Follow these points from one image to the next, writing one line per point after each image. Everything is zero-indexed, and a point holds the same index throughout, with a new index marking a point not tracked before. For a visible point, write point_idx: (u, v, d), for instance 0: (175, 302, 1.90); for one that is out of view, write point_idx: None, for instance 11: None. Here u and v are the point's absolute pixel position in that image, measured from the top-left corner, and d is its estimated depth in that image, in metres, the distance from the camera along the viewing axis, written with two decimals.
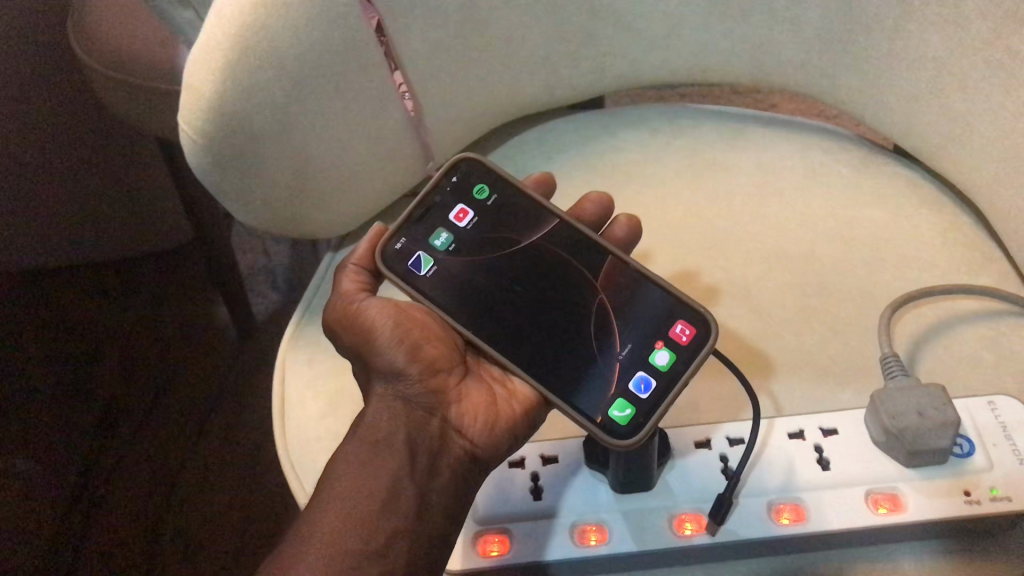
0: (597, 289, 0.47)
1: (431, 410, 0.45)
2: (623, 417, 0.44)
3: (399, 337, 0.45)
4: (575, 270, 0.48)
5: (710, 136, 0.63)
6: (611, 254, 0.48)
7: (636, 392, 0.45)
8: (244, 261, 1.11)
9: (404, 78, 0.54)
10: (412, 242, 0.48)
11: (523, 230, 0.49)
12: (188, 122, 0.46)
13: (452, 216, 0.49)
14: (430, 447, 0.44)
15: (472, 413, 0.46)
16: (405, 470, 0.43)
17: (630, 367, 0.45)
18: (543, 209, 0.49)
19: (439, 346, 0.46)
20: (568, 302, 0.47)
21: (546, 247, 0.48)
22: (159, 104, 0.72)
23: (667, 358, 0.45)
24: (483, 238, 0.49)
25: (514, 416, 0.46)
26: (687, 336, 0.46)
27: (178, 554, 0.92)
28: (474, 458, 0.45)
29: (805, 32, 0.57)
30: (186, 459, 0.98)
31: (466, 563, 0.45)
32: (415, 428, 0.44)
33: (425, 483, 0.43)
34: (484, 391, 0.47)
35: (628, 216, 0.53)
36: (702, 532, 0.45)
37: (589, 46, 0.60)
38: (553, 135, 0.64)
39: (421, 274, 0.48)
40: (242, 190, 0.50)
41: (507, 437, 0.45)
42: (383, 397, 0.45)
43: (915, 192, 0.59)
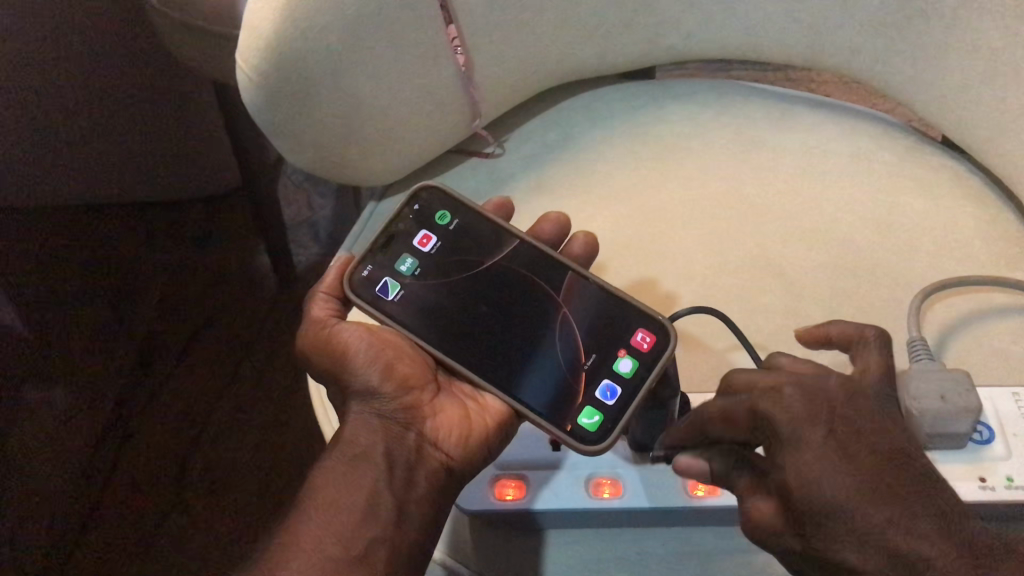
0: (560, 303, 0.48)
1: (407, 425, 0.47)
2: (592, 423, 0.45)
3: (373, 356, 0.47)
4: (532, 283, 0.49)
5: (757, 115, 0.63)
6: (569, 269, 0.49)
7: (602, 399, 0.46)
8: (288, 211, 1.12)
9: (458, 32, 0.53)
10: (378, 269, 0.49)
11: (485, 251, 0.50)
12: (246, 59, 0.48)
13: (416, 243, 0.50)
14: (407, 460, 0.46)
15: (447, 427, 0.48)
16: (383, 480, 0.45)
17: (595, 375, 0.46)
18: (502, 230, 0.50)
19: (413, 364, 0.48)
20: (533, 316, 0.48)
21: (503, 267, 0.49)
22: (215, 44, 0.72)
23: (630, 365, 0.46)
24: (450, 260, 0.50)
25: (488, 429, 0.47)
26: (648, 344, 0.47)
27: (201, 489, 0.95)
28: (450, 471, 0.47)
29: (861, 13, 0.56)
30: (222, 398, 1.01)
31: (481, 503, 0.47)
32: (392, 442, 0.46)
33: (403, 493, 0.45)
34: (456, 406, 0.49)
35: (587, 234, 0.54)
36: (713, 494, 0.45)
37: (643, 14, 0.60)
38: (601, 103, 0.65)
39: (389, 300, 0.49)
40: (293, 131, 0.52)
41: (482, 449, 0.47)
42: (360, 414, 0.47)
43: (959, 184, 0.58)
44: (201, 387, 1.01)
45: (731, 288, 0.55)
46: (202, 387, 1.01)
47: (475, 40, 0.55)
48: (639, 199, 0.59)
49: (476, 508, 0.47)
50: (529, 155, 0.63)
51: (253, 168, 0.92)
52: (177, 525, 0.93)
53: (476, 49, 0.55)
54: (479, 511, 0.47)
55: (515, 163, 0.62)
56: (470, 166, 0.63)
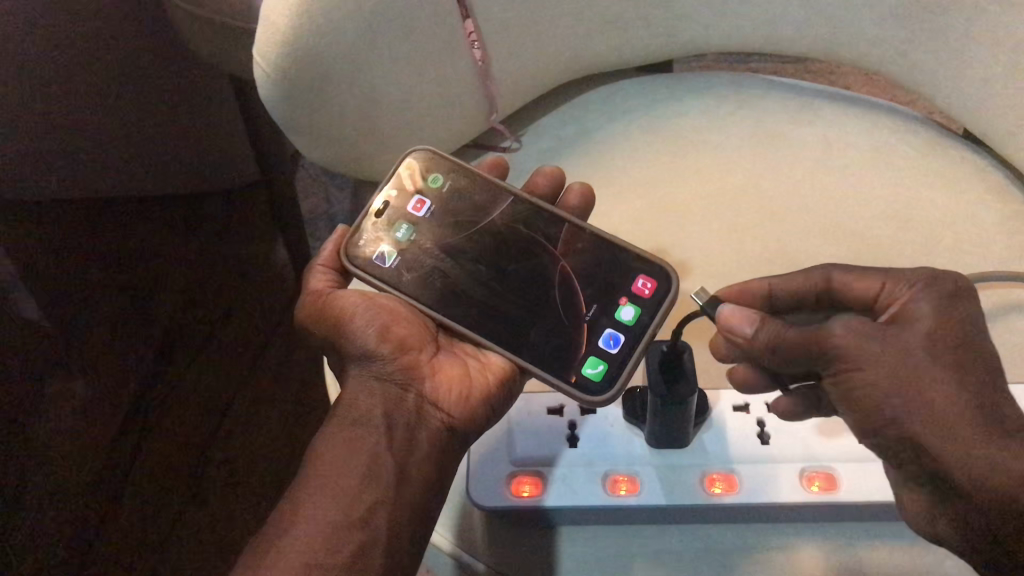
0: (558, 256, 0.49)
1: (405, 386, 0.48)
2: (596, 373, 0.46)
3: (371, 320, 0.48)
4: (533, 241, 0.49)
5: (776, 108, 0.62)
6: (566, 222, 0.50)
7: (606, 348, 0.47)
8: (306, 204, 1.12)
9: (474, 26, 0.53)
10: (375, 236, 0.50)
11: (481, 211, 0.50)
12: (263, 56, 0.48)
13: (410, 208, 0.51)
14: (408, 420, 0.47)
15: (447, 385, 0.48)
16: (384, 442, 0.46)
17: (598, 325, 0.47)
18: (497, 188, 0.51)
19: (410, 326, 0.49)
20: (532, 271, 0.49)
21: (502, 222, 0.50)
22: (231, 39, 0.72)
23: (632, 313, 0.48)
24: (447, 220, 0.50)
25: (489, 388, 0.48)
26: (648, 290, 0.48)
27: (222, 480, 0.99)
28: (452, 430, 0.47)
29: (881, 7, 0.56)
30: (241, 390, 1.04)
31: (499, 501, 0.46)
32: (391, 406, 0.47)
33: (404, 457, 0.46)
34: (457, 365, 0.49)
35: (583, 184, 0.54)
36: (732, 491, 0.46)
37: (661, 7, 0.59)
38: (618, 96, 0.65)
39: (385, 266, 0.50)
40: (310, 127, 0.52)
41: (482, 408, 0.47)
42: (360, 378, 0.48)
43: (980, 178, 0.58)
44: (219, 376, 1.04)
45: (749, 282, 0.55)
46: (219, 376, 1.04)
47: (491, 34, 0.54)
48: (657, 193, 0.59)
49: (493, 506, 0.46)
50: (546, 149, 0.62)
51: None
52: (196, 519, 0.97)
53: (494, 42, 0.55)
54: (496, 508, 0.46)
55: (532, 156, 0.62)
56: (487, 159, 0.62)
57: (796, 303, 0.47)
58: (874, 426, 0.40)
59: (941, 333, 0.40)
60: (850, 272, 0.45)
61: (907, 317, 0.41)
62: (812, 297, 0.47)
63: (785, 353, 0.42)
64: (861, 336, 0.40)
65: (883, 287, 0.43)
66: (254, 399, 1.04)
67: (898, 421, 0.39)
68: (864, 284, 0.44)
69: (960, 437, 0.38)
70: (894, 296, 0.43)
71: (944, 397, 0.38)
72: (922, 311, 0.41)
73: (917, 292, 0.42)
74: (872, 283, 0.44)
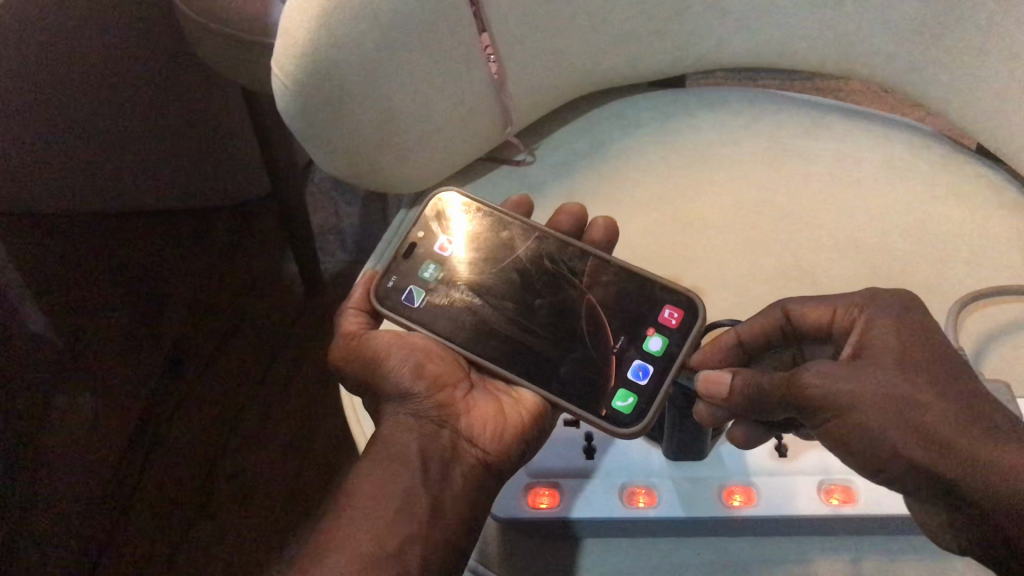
0: (583, 289, 0.49)
1: (441, 423, 0.46)
2: (627, 405, 0.45)
3: (404, 359, 0.47)
4: (555, 271, 0.49)
5: (791, 123, 0.62)
6: (591, 256, 0.49)
7: (636, 380, 0.46)
8: (315, 218, 1.13)
9: (490, 41, 0.54)
10: (403, 279, 0.50)
11: (508, 248, 0.50)
12: (281, 66, 0.48)
13: (436, 248, 0.50)
14: (442, 456, 0.45)
15: (481, 423, 0.47)
16: (419, 478, 0.44)
17: (626, 356, 0.47)
18: (521, 225, 0.50)
19: (444, 363, 0.47)
20: (558, 306, 0.48)
21: (531, 257, 0.50)
22: (245, 53, 0.72)
23: (660, 343, 0.47)
24: (476, 258, 0.50)
25: (523, 423, 0.47)
26: (676, 320, 0.47)
27: (229, 496, 0.96)
28: (488, 466, 0.46)
29: (893, 23, 0.56)
30: (253, 402, 1.02)
31: (517, 512, 0.46)
32: (427, 441, 0.45)
33: (438, 490, 0.44)
34: (490, 402, 0.48)
35: (607, 218, 0.54)
36: (750, 504, 0.46)
37: (676, 23, 0.60)
38: (631, 110, 0.65)
39: (414, 306, 0.49)
40: (327, 140, 0.52)
41: (517, 444, 0.46)
42: (396, 416, 0.46)
43: (994, 193, 0.58)
44: (231, 385, 1.02)
45: (765, 297, 0.55)
46: (232, 384, 1.02)
47: (507, 49, 0.55)
48: (673, 209, 0.59)
49: (511, 517, 0.47)
50: (560, 164, 0.63)
51: (282, 178, 0.93)
52: (206, 533, 0.94)
53: (509, 57, 0.55)
54: (513, 519, 0.47)
55: (546, 171, 0.62)
56: (501, 174, 0.62)
57: (766, 344, 0.46)
58: (880, 464, 0.39)
59: (913, 356, 0.40)
60: (804, 303, 0.45)
61: (870, 343, 0.41)
62: (777, 335, 0.46)
63: (768, 400, 0.42)
64: (835, 378, 0.40)
65: (837, 311, 0.43)
66: (262, 416, 1.01)
67: (900, 455, 0.38)
68: (822, 314, 0.44)
69: (962, 453, 0.37)
70: (848, 319, 0.43)
71: (934, 420, 0.38)
72: (883, 337, 0.41)
73: (870, 316, 0.42)
74: (824, 310, 0.44)
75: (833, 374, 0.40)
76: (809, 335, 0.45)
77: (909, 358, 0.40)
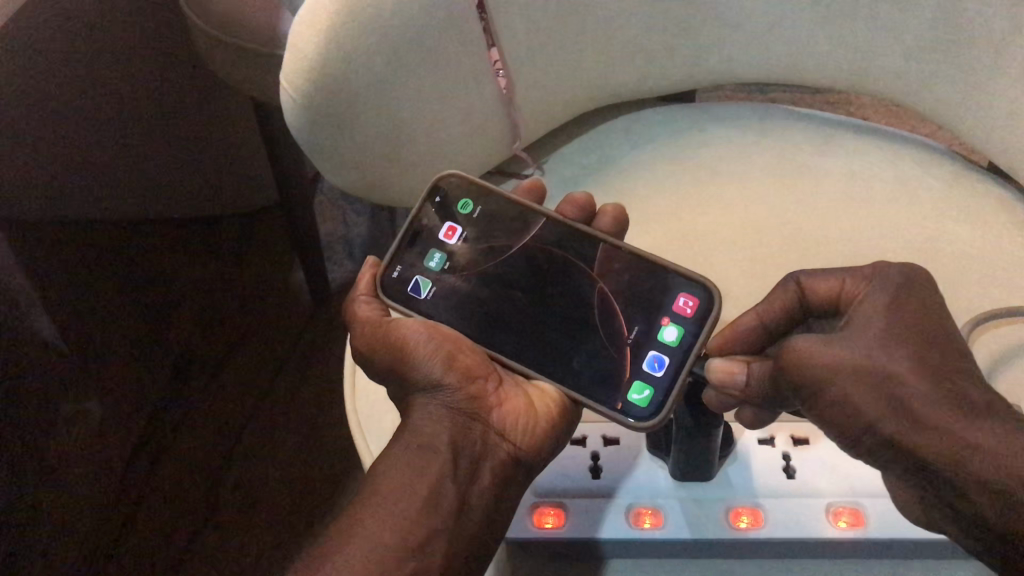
0: (595, 277, 0.47)
1: (472, 416, 0.44)
2: (642, 399, 0.45)
3: (436, 350, 0.44)
4: (566, 260, 0.48)
5: (800, 139, 0.62)
6: (602, 242, 0.48)
7: (651, 371, 0.45)
8: (324, 228, 1.13)
9: (500, 55, 0.54)
10: (409, 269, 0.49)
11: (515, 234, 0.49)
12: (290, 81, 0.48)
13: (440, 235, 0.49)
14: (474, 451, 0.43)
15: (513, 416, 0.45)
16: (450, 471, 0.42)
17: (641, 348, 0.46)
18: (529, 212, 0.49)
19: (473, 355, 0.45)
20: (571, 296, 0.47)
21: (539, 248, 0.48)
22: (257, 65, 0.72)
23: (676, 333, 0.46)
24: (483, 245, 0.49)
25: (554, 418, 0.46)
26: (691, 308, 0.46)
27: (233, 502, 0.99)
28: (517, 461, 0.44)
29: (904, 40, 0.56)
30: (255, 413, 1.05)
31: (523, 533, 0.46)
32: (458, 432, 0.43)
33: (466, 486, 0.42)
34: (519, 395, 0.46)
35: (616, 207, 0.53)
36: (758, 526, 0.45)
37: (686, 38, 0.60)
38: (640, 124, 0.65)
39: (422, 298, 0.48)
40: (337, 152, 0.52)
41: (548, 440, 0.45)
42: (426, 406, 0.44)
43: (1006, 212, 0.57)
44: (239, 394, 1.04)
45: None
46: (239, 393, 1.05)
47: (515, 62, 0.55)
48: (683, 225, 0.59)
49: (518, 539, 0.46)
50: (569, 177, 0.62)
51: (291, 189, 0.92)
52: (209, 538, 0.97)
53: (518, 70, 0.55)
54: (521, 541, 0.46)
55: (555, 185, 0.62)
56: (509, 186, 0.62)
57: (789, 324, 0.46)
58: (858, 436, 0.40)
59: (900, 329, 0.40)
60: (813, 275, 0.44)
61: (861, 315, 0.41)
62: (796, 311, 0.46)
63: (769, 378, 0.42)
64: (821, 351, 0.40)
65: (844, 284, 0.43)
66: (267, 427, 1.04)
67: (875, 427, 0.39)
68: (830, 286, 0.43)
69: (934, 425, 0.37)
70: (855, 292, 0.42)
71: (915, 394, 0.38)
72: (874, 308, 0.41)
73: (872, 288, 0.41)
74: (832, 284, 0.43)
75: (817, 344, 0.40)
76: (819, 310, 0.45)
77: (888, 331, 0.40)
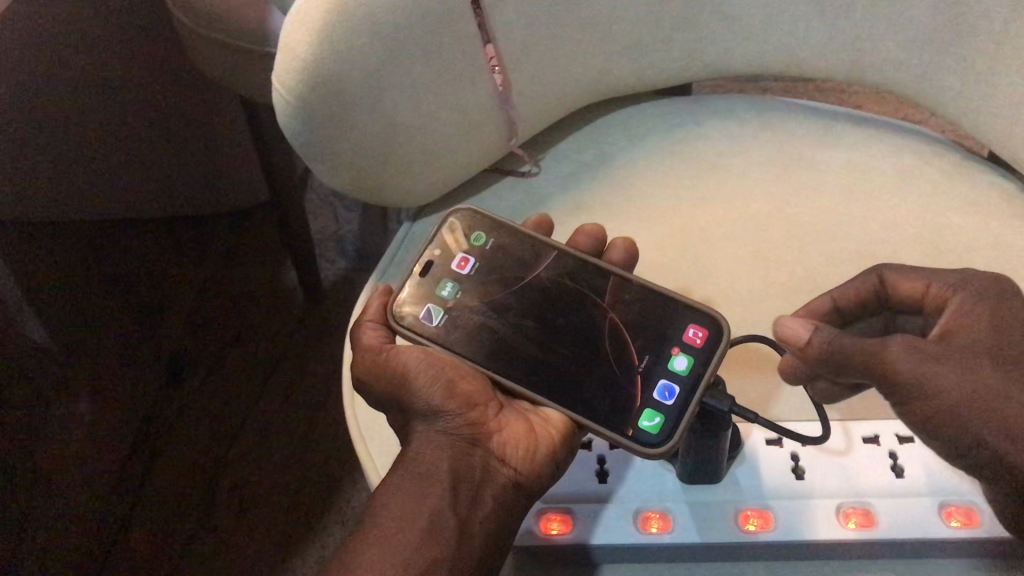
0: (606, 308, 0.47)
1: (472, 441, 0.43)
2: (653, 425, 0.43)
3: (434, 376, 0.44)
4: (578, 292, 0.48)
5: (800, 132, 0.62)
6: (613, 274, 0.48)
7: (662, 400, 0.44)
8: (315, 225, 1.13)
9: (495, 52, 0.53)
10: (422, 297, 0.49)
11: (525, 267, 0.49)
12: (282, 81, 0.47)
13: (453, 266, 0.49)
14: (474, 476, 0.42)
15: (514, 441, 0.44)
16: (448, 499, 0.41)
17: (651, 376, 0.45)
18: (540, 245, 0.49)
19: (473, 381, 0.45)
20: (580, 324, 0.47)
21: (548, 281, 0.48)
22: (247, 63, 0.71)
23: (686, 363, 0.45)
24: (493, 278, 0.49)
25: (554, 445, 0.44)
26: (700, 339, 0.46)
27: (230, 508, 0.95)
28: (519, 487, 0.43)
29: (903, 30, 0.55)
30: (246, 415, 1.01)
31: (530, 538, 0.46)
32: (458, 458, 0.42)
33: (468, 511, 0.41)
34: (521, 421, 0.45)
35: (626, 240, 0.53)
36: (767, 528, 0.45)
37: (683, 31, 0.59)
38: (637, 120, 0.64)
39: (432, 324, 0.48)
40: (331, 154, 0.51)
41: (549, 465, 0.44)
42: (425, 433, 0.43)
43: (1010, 204, 0.57)
44: (235, 396, 1.02)
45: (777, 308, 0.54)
46: (234, 395, 1.02)
47: (511, 59, 0.54)
48: (682, 221, 0.58)
49: (524, 544, 0.46)
50: (566, 174, 0.62)
51: (281, 185, 0.91)
52: (207, 544, 0.93)
53: (515, 68, 0.55)
54: (527, 547, 0.46)
55: (553, 182, 0.61)
56: (507, 185, 0.61)
57: (860, 312, 0.47)
58: (965, 450, 0.40)
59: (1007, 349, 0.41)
60: (899, 272, 0.46)
61: (960, 328, 0.42)
62: (871, 302, 0.47)
63: (841, 359, 0.42)
64: (924, 360, 0.40)
65: (932, 285, 0.45)
66: (262, 427, 1.00)
67: (984, 445, 0.40)
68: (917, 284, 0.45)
69: None
70: (943, 295, 0.44)
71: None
72: (973, 322, 0.42)
73: (965, 300, 0.43)
74: (918, 282, 0.45)
75: (918, 352, 0.40)
76: (898, 303, 0.46)
77: (999, 351, 0.41)
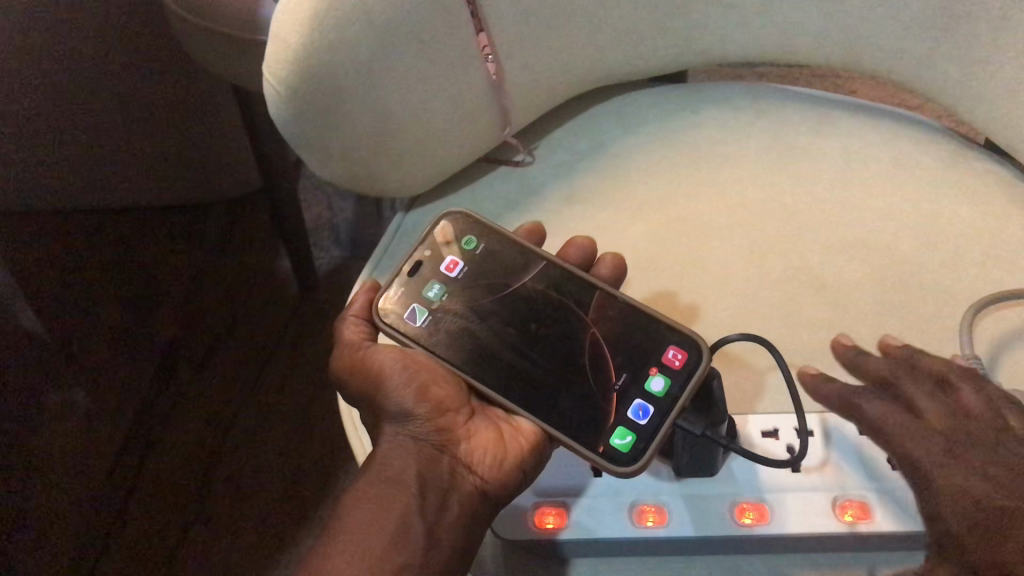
0: (588, 323, 0.47)
1: (441, 447, 0.44)
2: (624, 444, 0.43)
3: (407, 378, 0.45)
4: (558, 302, 0.47)
5: (795, 120, 0.61)
6: (600, 289, 0.47)
7: (635, 419, 0.44)
8: (308, 214, 1.12)
9: (488, 40, 0.52)
10: (407, 296, 0.48)
11: (511, 274, 0.48)
12: (273, 71, 0.46)
13: (442, 268, 0.49)
14: (442, 484, 0.43)
15: (482, 449, 0.44)
16: (417, 505, 0.42)
17: (627, 395, 0.44)
18: (529, 253, 0.49)
19: (446, 386, 0.45)
20: (562, 334, 0.46)
21: (530, 288, 0.48)
22: (235, 52, 0.70)
23: (662, 384, 0.44)
24: (476, 287, 0.48)
25: (522, 454, 0.44)
26: (679, 361, 0.45)
27: (227, 496, 0.93)
28: (484, 494, 0.44)
29: (900, 16, 0.55)
30: (241, 403, 0.99)
31: (522, 534, 0.46)
32: (425, 466, 0.43)
33: (435, 518, 0.42)
34: (491, 429, 0.45)
35: (615, 257, 0.52)
36: (764, 521, 0.45)
37: (678, 18, 0.58)
38: (632, 108, 0.63)
39: (417, 324, 0.47)
40: (321, 145, 0.50)
41: (517, 474, 0.44)
42: (393, 437, 0.44)
43: (1006, 191, 0.56)
44: (235, 376, 1.00)
45: (771, 298, 0.54)
46: (235, 377, 1.00)
47: (504, 47, 0.53)
48: (675, 211, 0.58)
49: (517, 539, 0.46)
50: (559, 164, 0.61)
51: (274, 172, 0.90)
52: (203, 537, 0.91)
53: (507, 57, 0.54)
54: (519, 541, 0.46)
55: (545, 172, 0.61)
56: (498, 175, 0.61)
57: None
58: None
59: None
60: None
61: None
62: None
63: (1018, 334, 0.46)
64: None
65: None
66: (258, 413, 0.98)
67: None
68: None
69: None
70: None
71: None
72: None
73: None
74: None
75: None
76: None
77: None
